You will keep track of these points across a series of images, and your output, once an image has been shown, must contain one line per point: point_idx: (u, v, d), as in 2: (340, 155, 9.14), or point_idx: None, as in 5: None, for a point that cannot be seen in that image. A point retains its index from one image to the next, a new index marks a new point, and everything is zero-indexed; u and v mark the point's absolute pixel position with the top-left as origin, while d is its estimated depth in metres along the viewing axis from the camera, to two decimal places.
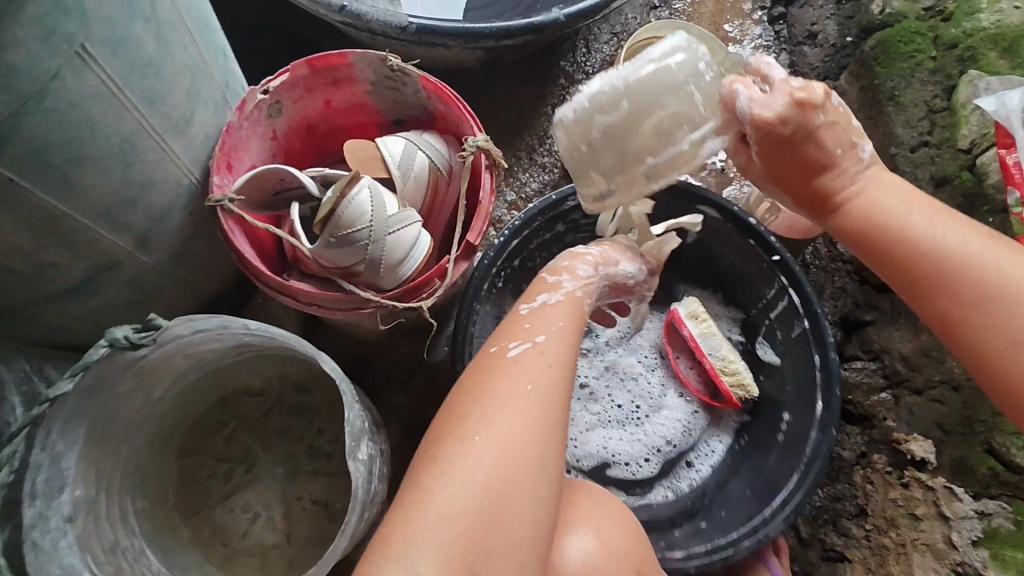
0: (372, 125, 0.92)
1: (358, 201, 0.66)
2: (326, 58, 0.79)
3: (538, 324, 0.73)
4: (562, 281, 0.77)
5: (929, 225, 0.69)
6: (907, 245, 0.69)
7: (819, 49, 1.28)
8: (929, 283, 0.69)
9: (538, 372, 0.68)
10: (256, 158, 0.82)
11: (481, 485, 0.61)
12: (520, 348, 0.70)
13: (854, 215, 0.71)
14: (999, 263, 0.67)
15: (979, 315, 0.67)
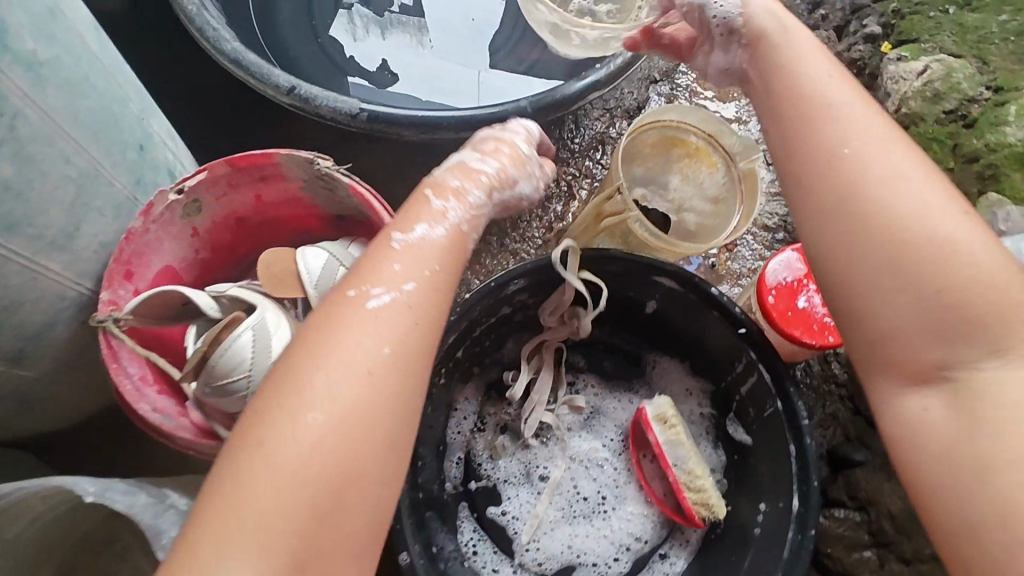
0: (313, 216, 0.86)
1: (238, 347, 0.59)
2: (247, 158, 0.72)
3: (410, 266, 0.64)
4: (447, 206, 0.69)
5: (895, 184, 0.62)
6: (868, 208, 0.62)
7: None
8: (873, 253, 0.61)
9: (406, 324, 0.60)
10: (169, 256, 0.76)
11: (323, 437, 0.53)
12: (386, 295, 0.61)
13: (829, 143, 0.65)
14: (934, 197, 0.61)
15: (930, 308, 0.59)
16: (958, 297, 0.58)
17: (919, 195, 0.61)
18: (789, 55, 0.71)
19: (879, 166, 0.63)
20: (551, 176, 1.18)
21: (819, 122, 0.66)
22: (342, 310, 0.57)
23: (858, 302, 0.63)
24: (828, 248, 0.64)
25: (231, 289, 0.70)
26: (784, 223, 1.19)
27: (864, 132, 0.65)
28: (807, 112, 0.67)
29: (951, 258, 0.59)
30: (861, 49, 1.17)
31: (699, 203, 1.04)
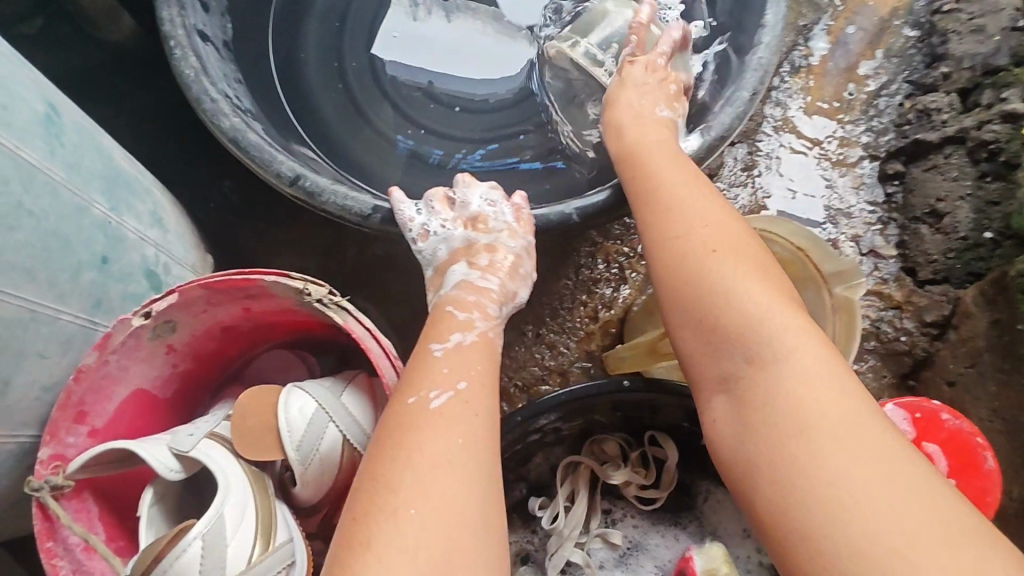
0: (313, 323, 0.73)
1: (182, 562, 0.46)
2: (227, 281, 0.60)
3: (455, 368, 0.56)
4: (473, 318, 0.61)
5: (711, 227, 0.60)
6: (681, 254, 0.59)
7: (941, 236, 0.99)
8: (683, 297, 0.57)
9: (472, 425, 0.52)
10: (138, 380, 0.64)
11: (429, 571, 0.45)
12: (444, 397, 0.53)
13: (656, 202, 0.63)
14: (732, 285, 0.55)
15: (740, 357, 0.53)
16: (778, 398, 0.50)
17: (725, 239, 0.58)
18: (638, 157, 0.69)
19: (689, 213, 0.61)
20: (599, 255, 1.01)
21: (646, 184, 0.66)
22: (404, 418, 0.52)
23: (689, 364, 0.57)
24: (665, 314, 0.60)
25: (198, 443, 0.58)
26: (876, 329, 1.00)
27: (673, 185, 0.64)
28: (640, 178, 0.66)
29: (787, 362, 0.50)
30: (996, 128, 0.96)
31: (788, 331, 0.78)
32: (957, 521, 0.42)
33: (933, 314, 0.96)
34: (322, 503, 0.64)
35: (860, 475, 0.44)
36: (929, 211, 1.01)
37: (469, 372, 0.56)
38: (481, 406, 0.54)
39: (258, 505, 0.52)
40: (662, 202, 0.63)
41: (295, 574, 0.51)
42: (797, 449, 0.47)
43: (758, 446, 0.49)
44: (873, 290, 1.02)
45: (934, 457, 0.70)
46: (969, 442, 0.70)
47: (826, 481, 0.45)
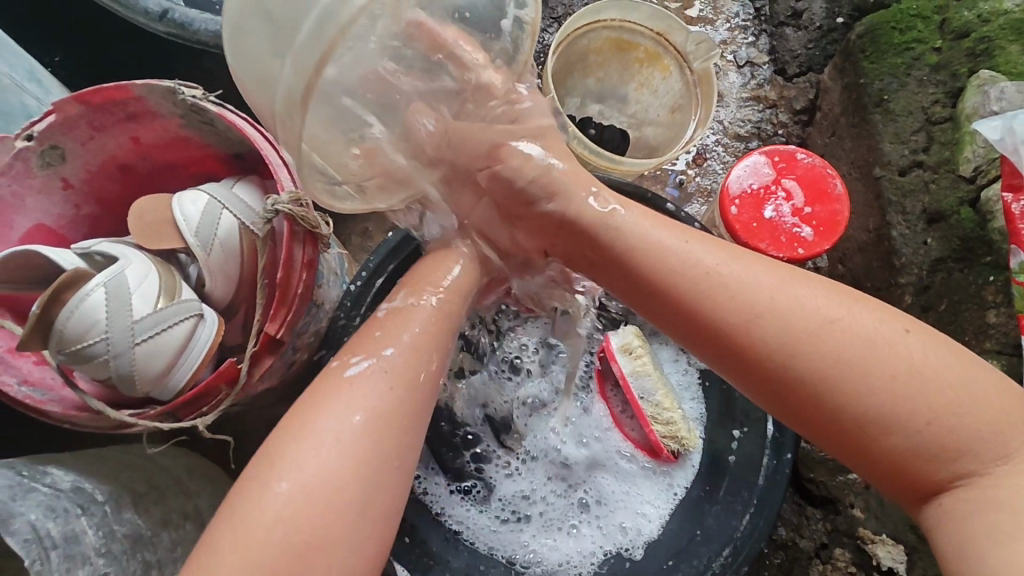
0: (209, 159, 0.75)
1: (90, 306, 0.51)
2: (101, 92, 0.62)
3: (393, 328, 0.57)
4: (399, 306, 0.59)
5: (803, 301, 0.53)
6: (796, 352, 0.52)
7: (802, 32, 1.06)
8: (810, 399, 0.52)
9: (408, 368, 0.55)
10: (38, 214, 0.68)
11: (312, 471, 0.49)
12: (367, 364, 0.54)
13: (768, 305, 0.53)
14: (899, 352, 0.51)
15: (904, 427, 0.50)
16: (961, 436, 0.50)
17: (828, 304, 0.53)
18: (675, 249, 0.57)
19: (774, 297, 0.54)
20: None
21: (691, 278, 0.55)
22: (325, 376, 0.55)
23: (882, 463, 0.52)
24: (835, 424, 0.52)
25: (99, 245, 0.61)
26: (758, 130, 1.07)
27: (733, 271, 0.55)
28: (723, 285, 0.55)
29: (948, 400, 0.50)
30: None
31: (657, 111, 0.92)
32: None
33: (801, 102, 1.06)
34: (237, 304, 0.67)
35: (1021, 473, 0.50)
36: (790, 14, 1.07)
37: (405, 336, 0.56)
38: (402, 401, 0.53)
39: (158, 270, 0.56)
40: (735, 307, 0.54)
41: (204, 323, 0.57)
42: (970, 472, 0.50)
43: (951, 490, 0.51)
44: (751, 96, 1.09)
45: (791, 190, 0.78)
46: (821, 174, 0.79)
47: (1000, 497, 0.49)
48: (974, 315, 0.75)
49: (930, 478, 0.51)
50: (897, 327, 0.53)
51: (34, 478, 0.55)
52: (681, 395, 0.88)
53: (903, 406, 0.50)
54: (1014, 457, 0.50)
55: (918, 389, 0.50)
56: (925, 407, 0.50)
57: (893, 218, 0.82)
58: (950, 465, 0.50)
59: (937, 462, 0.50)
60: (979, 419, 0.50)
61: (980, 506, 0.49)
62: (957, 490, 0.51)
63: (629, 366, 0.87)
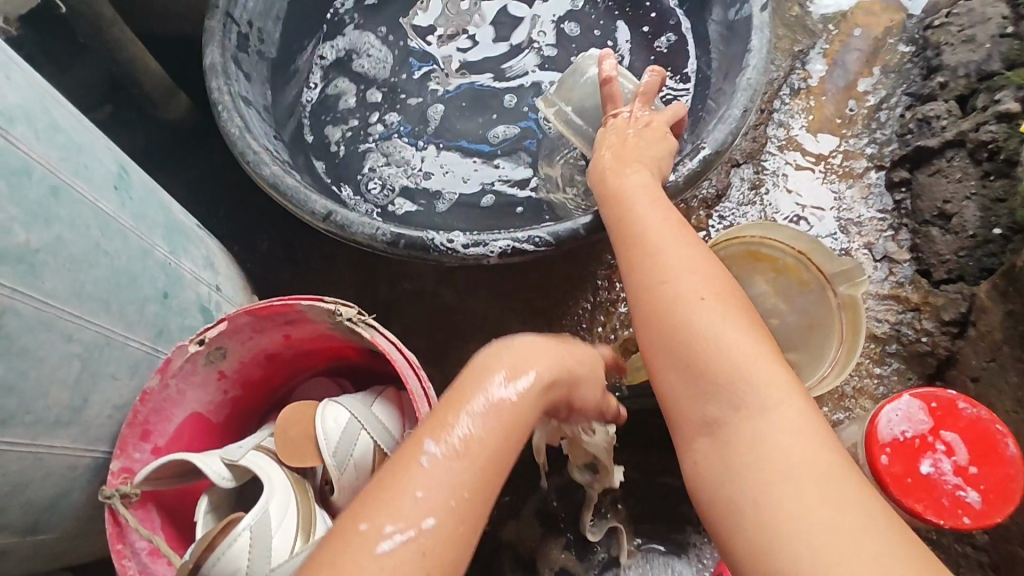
0: (348, 349, 0.79)
1: (235, 551, 0.52)
2: (270, 306, 0.67)
3: (436, 494, 0.45)
4: (450, 449, 0.47)
5: (683, 266, 0.60)
6: (650, 276, 0.60)
7: (952, 237, 1.00)
8: (647, 331, 0.59)
9: (452, 554, 0.44)
10: (195, 404, 0.72)
11: None
12: (400, 539, 0.43)
13: (642, 255, 0.62)
14: (703, 317, 0.56)
15: (694, 379, 0.55)
16: (732, 389, 0.53)
17: (684, 261, 0.60)
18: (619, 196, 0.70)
19: (658, 243, 0.62)
20: (616, 278, 1.06)
21: (622, 220, 0.67)
22: (342, 555, 0.42)
23: (675, 412, 0.56)
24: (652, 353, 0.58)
25: (246, 455, 0.64)
26: (898, 332, 1.01)
27: (646, 212, 0.66)
28: (628, 231, 0.65)
29: (719, 356, 0.54)
30: (992, 129, 0.99)
31: (794, 326, 0.84)
32: (845, 495, 0.46)
33: (950, 313, 0.97)
34: None
35: (769, 439, 0.50)
36: (938, 213, 1.03)
37: (447, 504, 0.45)
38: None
39: (298, 504, 0.58)
40: (628, 243, 0.64)
41: None
42: (732, 433, 0.52)
43: (729, 471, 0.50)
44: (890, 295, 1.04)
45: (952, 445, 0.71)
46: (988, 429, 0.71)
47: (763, 465, 0.49)
48: None
49: (690, 418, 0.55)
50: (732, 321, 0.55)
51: None
52: None
53: (695, 365, 0.55)
54: (756, 416, 0.51)
55: (714, 346, 0.54)
56: (709, 355, 0.54)
57: None
58: (706, 415, 0.54)
59: (694, 403, 0.54)
60: (755, 391, 0.52)
61: (746, 460, 0.50)
62: (710, 441, 0.53)
63: None
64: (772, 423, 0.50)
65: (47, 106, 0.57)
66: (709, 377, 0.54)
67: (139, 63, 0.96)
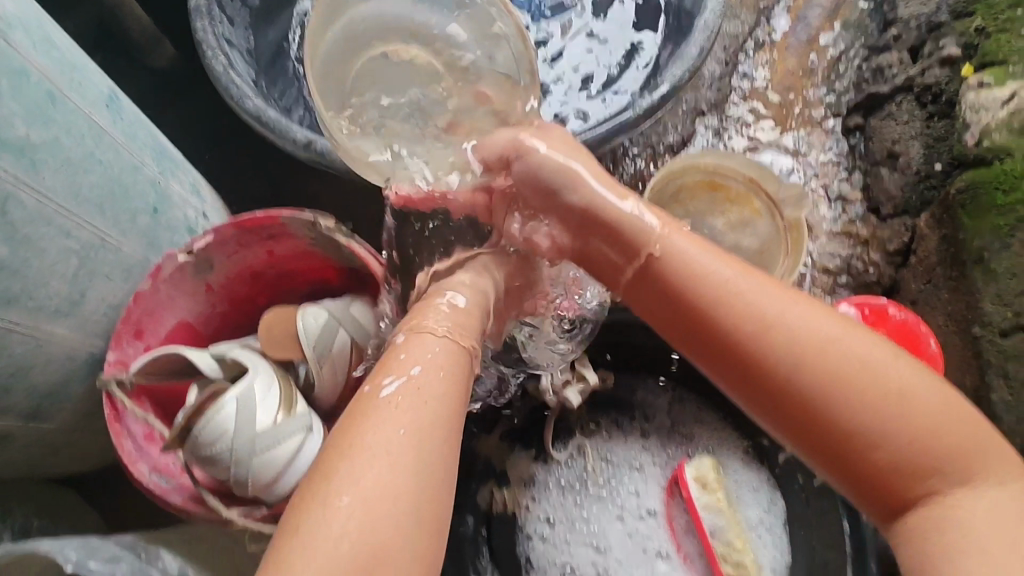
0: (329, 269, 0.85)
1: (223, 418, 0.58)
2: (253, 219, 0.73)
3: (418, 352, 0.58)
4: (428, 323, 0.61)
5: (846, 335, 0.56)
6: (817, 369, 0.55)
7: (898, 174, 1.06)
8: (838, 430, 0.54)
9: (442, 388, 0.56)
10: (184, 313, 0.77)
11: (372, 499, 0.49)
12: (397, 383, 0.55)
13: (788, 338, 0.56)
14: (898, 382, 0.54)
15: (910, 458, 0.53)
16: (941, 454, 0.53)
17: (829, 329, 0.56)
18: (692, 261, 0.61)
19: (805, 322, 0.56)
20: None
21: (729, 303, 0.58)
22: (356, 404, 0.55)
23: (888, 496, 0.54)
24: (843, 444, 0.54)
25: (232, 349, 0.69)
26: (848, 266, 1.08)
27: (755, 282, 0.59)
28: (744, 318, 0.57)
29: (922, 418, 0.53)
30: (937, 73, 1.05)
31: (746, 247, 0.89)
32: None
33: (896, 243, 1.04)
34: (339, 410, 0.74)
35: (998, 506, 0.53)
36: (886, 154, 1.09)
37: (429, 356, 0.58)
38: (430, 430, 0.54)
39: (280, 384, 0.64)
40: (754, 329, 0.57)
41: (312, 437, 0.63)
42: (952, 501, 0.53)
43: (965, 536, 0.52)
44: (842, 231, 1.11)
45: None
46: (915, 331, 0.78)
47: (984, 524, 0.52)
48: None
49: (908, 493, 0.54)
50: (922, 376, 0.55)
51: (150, 561, 0.61)
52: (756, 536, 0.88)
53: (925, 446, 0.53)
54: (982, 484, 0.53)
55: (917, 417, 0.53)
56: (914, 428, 0.53)
57: (993, 380, 0.80)
58: (927, 484, 0.53)
59: (914, 480, 0.53)
60: (953, 441, 0.53)
61: (971, 527, 0.52)
62: (928, 508, 0.54)
63: (703, 499, 0.87)
64: (991, 479, 0.54)
65: (43, 24, 0.61)
66: (923, 449, 0.53)
67: (126, 8, 1.01)
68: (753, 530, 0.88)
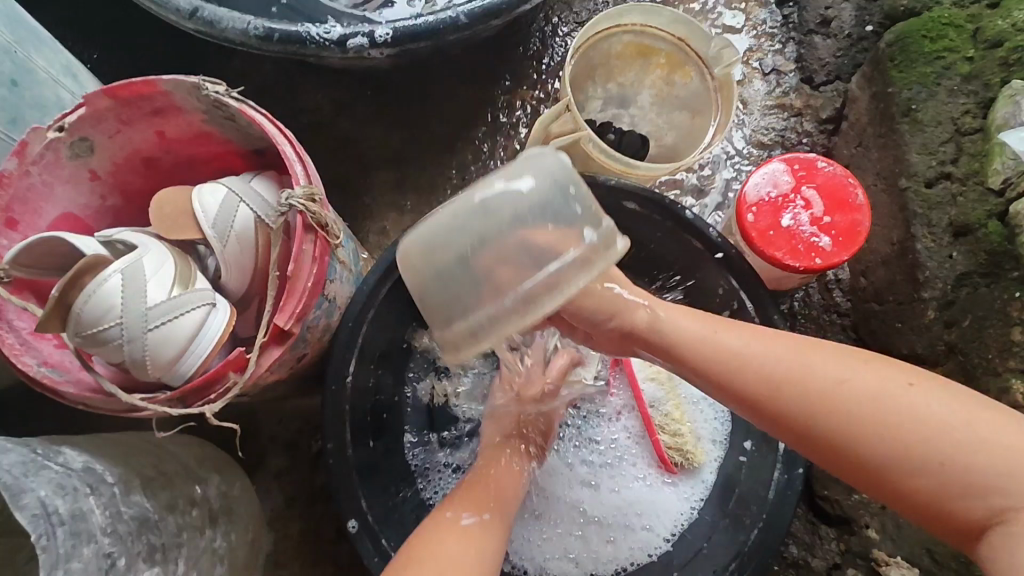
0: (231, 158, 0.76)
1: (109, 291, 0.53)
2: (130, 87, 0.65)
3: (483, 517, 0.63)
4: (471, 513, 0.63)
5: (850, 371, 0.53)
6: (840, 421, 0.52)
7: (831, 40, 1.03)
8: (875, 473, 0.52)
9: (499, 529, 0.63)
10: (65, 204, 0.70)
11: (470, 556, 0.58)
12: (475, 520, 0.62)
13: (799, 388, 0.54)
14: (920, 407, 0.51)
15: (954, 485, 0.50)
16: (991, 474, 0.49)
17: (835, 368, 0.54)
18: (687, 329, 0.59)
19: (810, 370, 0.54)
20: (515, 102, 0.99)
21: (733, 368, 0.56)
22: (442, 521, 0.61)
23: (942, 522, 0.52)
24: (882, 485, 0.52)
25: (121, 232, 0.63)
26: (782, 139, 1.03)
27: (750, 337, 0.57)
28: (747, 373, 0.56)
29: (957, 439, 0.50)
30: None
31: (678, 115, 0.92)
32: None
33: (828, 112, 1.02)
34: (249, 297, 0.68)
35: None
36: (820, 22, 1.04)
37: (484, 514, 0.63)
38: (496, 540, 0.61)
39: (176, 260, 0.59)
40: (754, 383, 0.55)
41: (216, 313, 0.59)
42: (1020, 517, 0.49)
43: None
44: (776, 104, 1.05)
45: (811, 200, 0.77)
46: (842, 183, 0.78)
47: None
48: (998, 332, 0.73)
49: (972, 520, 0.50)
50: (950, 399, 0.52)
51: (48, 456, 0.56)
52: (697, 408, 0.85)
53: (969, 468, 0.50)
54: None
55: (947, 438, 0.50)
56: (949, 450, 0.50)
57: (918, 230, 0.80)
58: (986, 502, 0.50)
59: (968, 502, 0.50)
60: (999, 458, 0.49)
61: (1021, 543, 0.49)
62: (999, 529, 0.49)
63: (644, 372, 0.85)
64: None
65: None
66: (966, 473, 0.50)
67: None
68: (696, 401, 0.85)
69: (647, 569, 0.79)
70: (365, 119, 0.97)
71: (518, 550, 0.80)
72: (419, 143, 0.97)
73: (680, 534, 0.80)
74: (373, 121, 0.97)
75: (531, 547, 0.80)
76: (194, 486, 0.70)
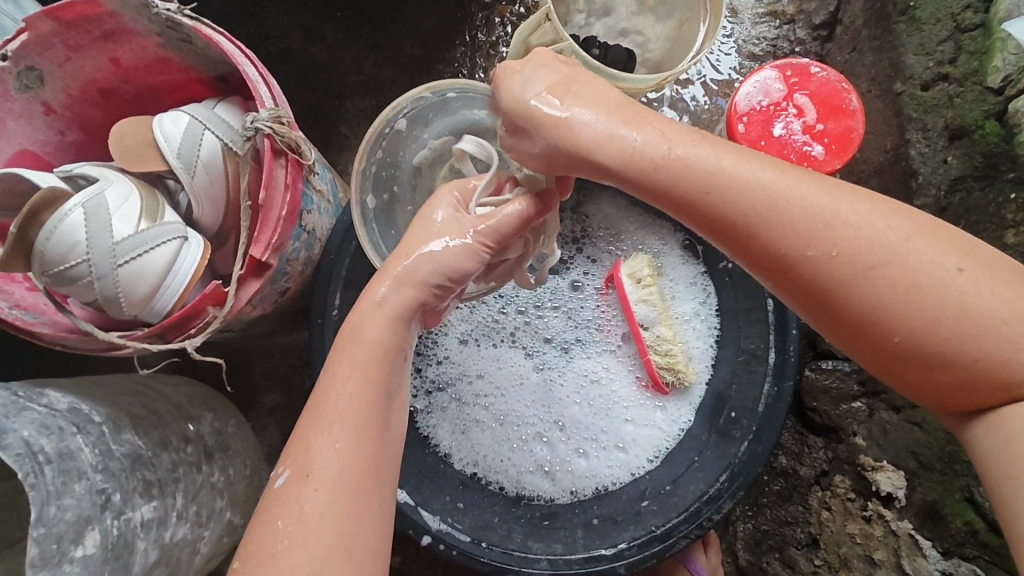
0: (194, 86, 0.72)
1: (72, 226, 0.51)
2: (72, 7, 0.60)
3: (332, 446, 0.49)
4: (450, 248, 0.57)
5: (906, 246, 0.48)
6: (880, 282, 0.48)
7: None
8: (896, 347, 0.49)
9: (340, 438, 0.50)
10: (20, 139, 0.66)
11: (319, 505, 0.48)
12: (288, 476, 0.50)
13: (838, 240, 0.48)
14: (966, 287, 0.47)
15: (980, 373, 0.47)
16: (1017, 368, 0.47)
17: (889, 227, 0.48)
18: (711, 171, 0.51)
19: (851, 240, 0.48)
20: (493, 17, 0.93)
21: (769, 210, 0.49)
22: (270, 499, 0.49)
23: (950, 402, 0.50)
24: (899, 354, 0.49)
25: (81, 167, 0.59)
26: (775, 49, 0.98)
27: (790, 192, 0.50)
28: (789, 223, 0.49)
29: (1000, 325, 0.46)
30: None
31: (663, 27, 0.87)
32: None
33: (822, 16, 0.97)
34: (226, 232, 0.66)
35: None
36: None
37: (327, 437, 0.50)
38: (364, 391, 0.51)
39: (142, 193, 0.56)
40: (794, 232, 0.49)
41: (187, 246, 0.56)
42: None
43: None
44: (767, 11, 0.99)
45: (803, 107, 0.75)
46: (836, 89, 0.74)
47: None
48: (992, 235, 0.72)
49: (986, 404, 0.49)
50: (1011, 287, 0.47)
51: (31, 398, 0.55)
52: (687, 327, 0.84)
53: (999, 358, 0.47)
54: None
55: (990, 329, 0.46)
56: (989, 344, 0.47)
57: (912, 135, 0.79)
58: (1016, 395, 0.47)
59: (987, 390, 0.48)
60: None
61: None
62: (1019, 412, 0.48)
63: (636, 294, 0.83)
64: None
65: None
66: (996, 361, 0.47)
67: None
68: (688, 322, 0.84)
69: (626, 487, 0.81)
70: (335, 41, 0.91)
71: (493, 466, 0.82)
72: (393, 66, 0.92)
73: (661, 453, 0.82)
74: (343, 43, 0.91)
75: (503, 461, 0.82)
76: (186, 423, 0.70)
